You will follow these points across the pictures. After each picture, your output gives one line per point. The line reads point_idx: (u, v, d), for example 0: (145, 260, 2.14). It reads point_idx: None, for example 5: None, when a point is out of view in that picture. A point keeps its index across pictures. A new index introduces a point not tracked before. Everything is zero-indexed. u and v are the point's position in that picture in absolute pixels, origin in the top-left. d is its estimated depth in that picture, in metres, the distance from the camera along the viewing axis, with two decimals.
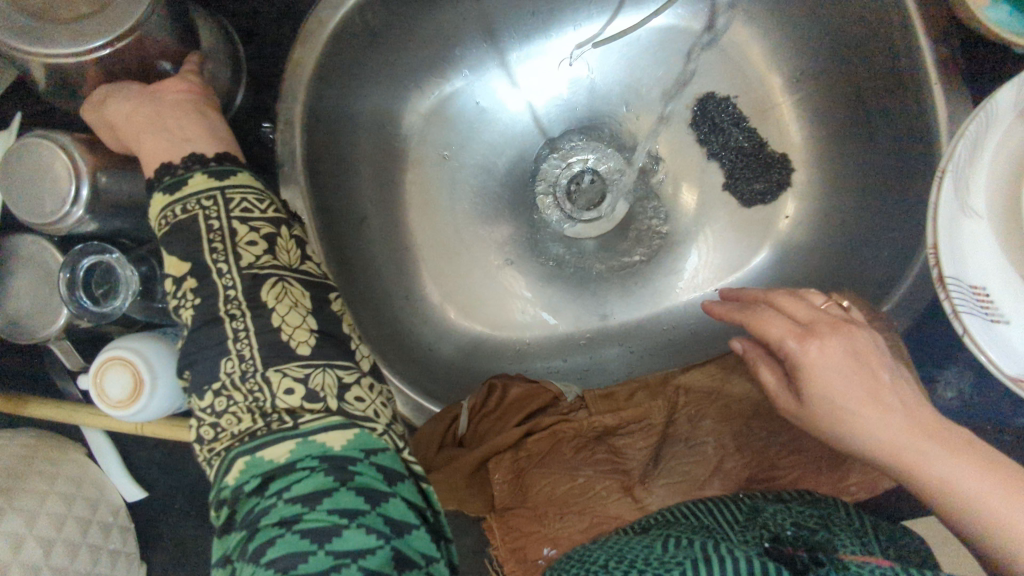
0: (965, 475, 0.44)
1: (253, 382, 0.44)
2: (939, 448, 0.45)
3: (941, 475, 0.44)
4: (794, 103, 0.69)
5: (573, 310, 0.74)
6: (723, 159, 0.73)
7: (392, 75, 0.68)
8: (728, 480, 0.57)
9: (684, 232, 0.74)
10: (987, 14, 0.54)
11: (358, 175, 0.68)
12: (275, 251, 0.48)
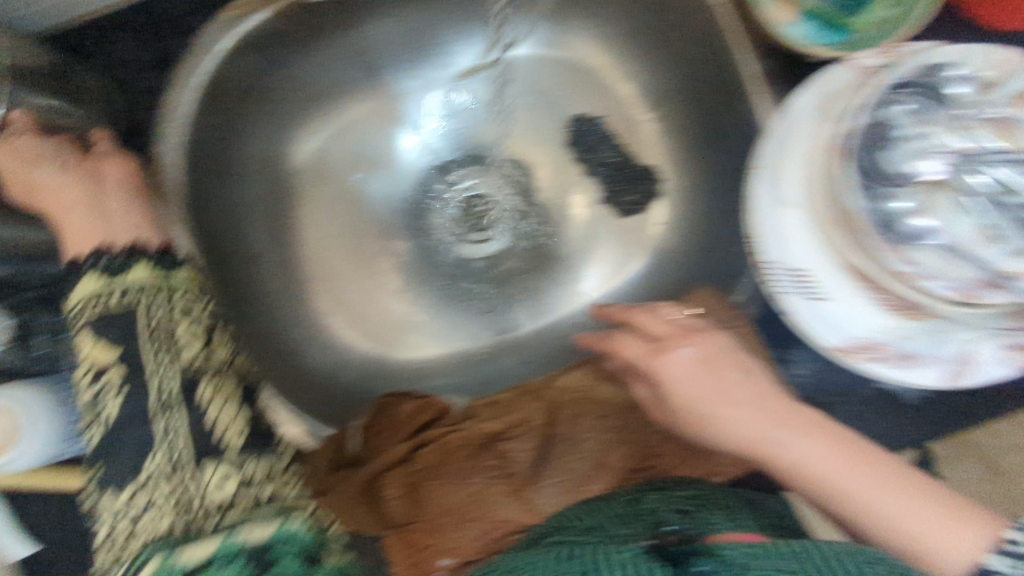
0: (824, 459, 0.47)
1: (182, 476, 0.53)
2: (790, 435, 0.48)
3: (795, 463, 0.47)
4: (652, 119, 0.75)
5: (472, 327, 0.79)
6: (602, 175, 0.79)
7: (275, 115, 0.71)
8: (609, 473, 0.60)
9: (570, 245, 0.80)
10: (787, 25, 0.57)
11: (255, 215, 0.71)
12: (211, 349, 0.60)
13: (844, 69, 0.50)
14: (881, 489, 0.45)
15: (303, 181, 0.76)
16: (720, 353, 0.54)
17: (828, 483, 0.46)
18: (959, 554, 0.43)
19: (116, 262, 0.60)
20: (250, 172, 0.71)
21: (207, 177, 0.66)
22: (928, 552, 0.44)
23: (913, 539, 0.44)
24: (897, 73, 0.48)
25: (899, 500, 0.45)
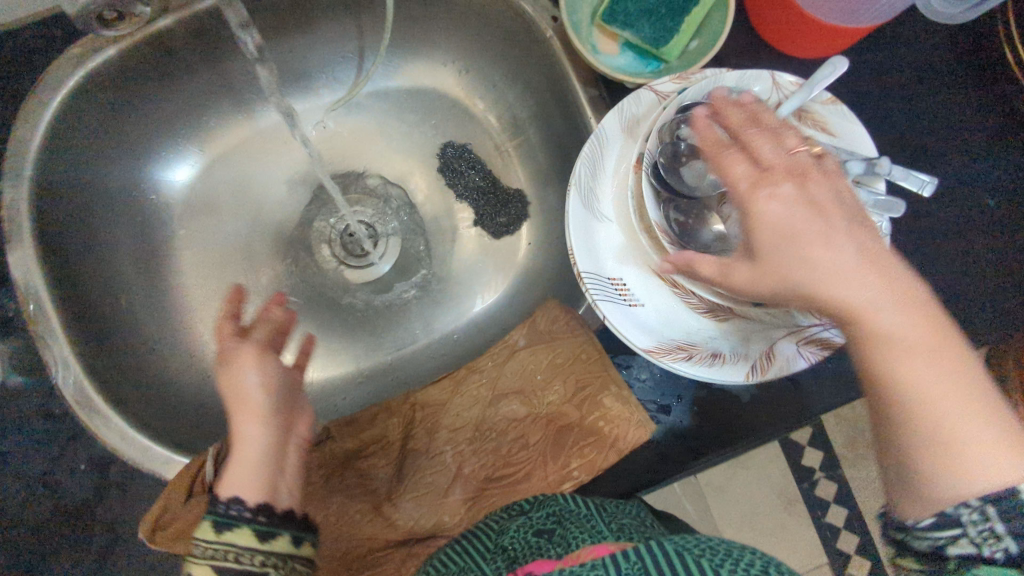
0: (904, 332, 0.37)
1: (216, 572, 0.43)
2: (893, 308, 0.38)
3: (896, 363, 0.37)
4: (515, 143, 0.80)
5: (353, 349, 0.80)
6: (469, 199, 0.82)
7: (143, 147, 0.73)
8: (468, 484, 0.61)
9: (447, 265, 0.83)
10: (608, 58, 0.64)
11: (122, 246, 0.72)
12: None
13: (648, 95, 0.55)
14: (931, 376, 0.36)
15: (181, 214, 0.78)
16: (887, 260, 0.40)
17: (897, 364, 0.37)
18: (990, 471, 0.34)
19: (234, 515, 0.43)
20: (119, 207, 0.72)
21: (70, 211, 0.67)
22: (958, 462, 0.34)
23: (944, 436, 0.35)
24: (686, 94, 0.53)
25: (951, 390, 0.36)
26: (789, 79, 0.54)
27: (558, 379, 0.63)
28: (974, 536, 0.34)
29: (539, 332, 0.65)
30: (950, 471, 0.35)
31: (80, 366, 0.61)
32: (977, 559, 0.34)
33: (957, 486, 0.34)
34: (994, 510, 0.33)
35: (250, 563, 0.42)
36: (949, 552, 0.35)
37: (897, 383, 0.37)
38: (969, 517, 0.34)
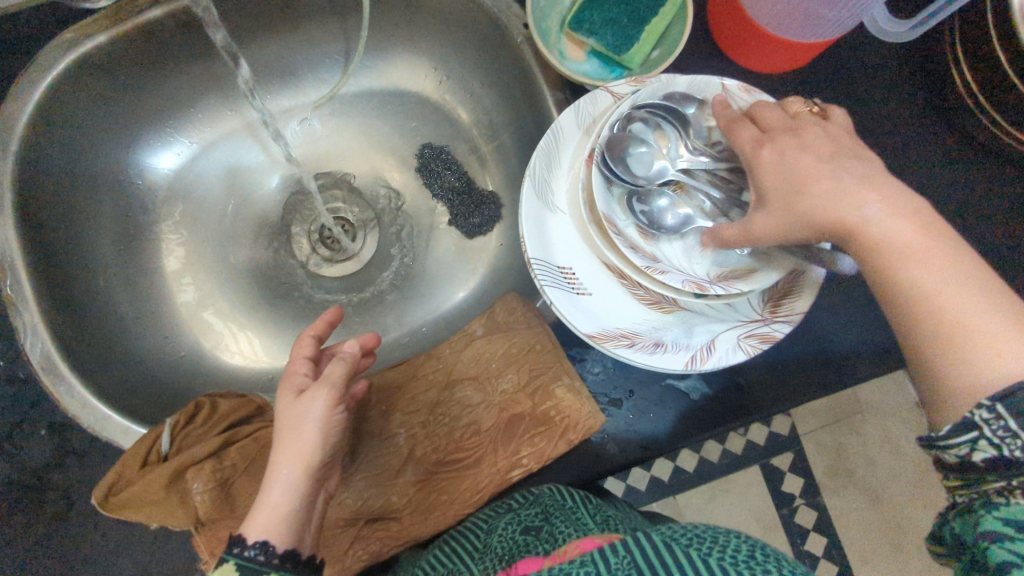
0: (914, 244, 0.42)
1: None
2: (899, 222, 0.42)
3: (913, 271, 0.41)
4: (492, 148, 0.83)
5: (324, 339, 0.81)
6: (445, 200, 0.84)
7: (130, 133, 0.76)
8: (420, 466, 0.63)
9: (421, 263, 0.85)
10: (574, 65, 0.67)
11: (103, 227, 0.75)
12: None
13: (604, 96, 0.58)
14: (944, 279, 0.40)
15: (162, 200, 0.80)
16: (890, 188, 0.44)
17: (911, 271, 0.41)
18: (1000, 361, 0.38)
19: (258, 561, 0.47)
20: (101, 187, 0.75)
21: (54, 188, 0.69)
22: (971, 353, 0.38)
23: (958, 328, 0.39)
24: (641, 94, 0.55)
25: (962, 290, 0.40)
26: (738, 85, 0.56)
27: (512, 368, 0.64)
28: (996, 439, 0.37)
29: (497, 322, 0.66)
30: (971, 365, 0.38)
31: (49, 334, 0.63)
32: (1009, 460, 0.36)
33: (975, 375, 0.38)
34: (1008, 408, 0.36)
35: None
36: (977, 459, 0.38)
37: (916, 290, 0.41)
38: (987, 416, 0.37)
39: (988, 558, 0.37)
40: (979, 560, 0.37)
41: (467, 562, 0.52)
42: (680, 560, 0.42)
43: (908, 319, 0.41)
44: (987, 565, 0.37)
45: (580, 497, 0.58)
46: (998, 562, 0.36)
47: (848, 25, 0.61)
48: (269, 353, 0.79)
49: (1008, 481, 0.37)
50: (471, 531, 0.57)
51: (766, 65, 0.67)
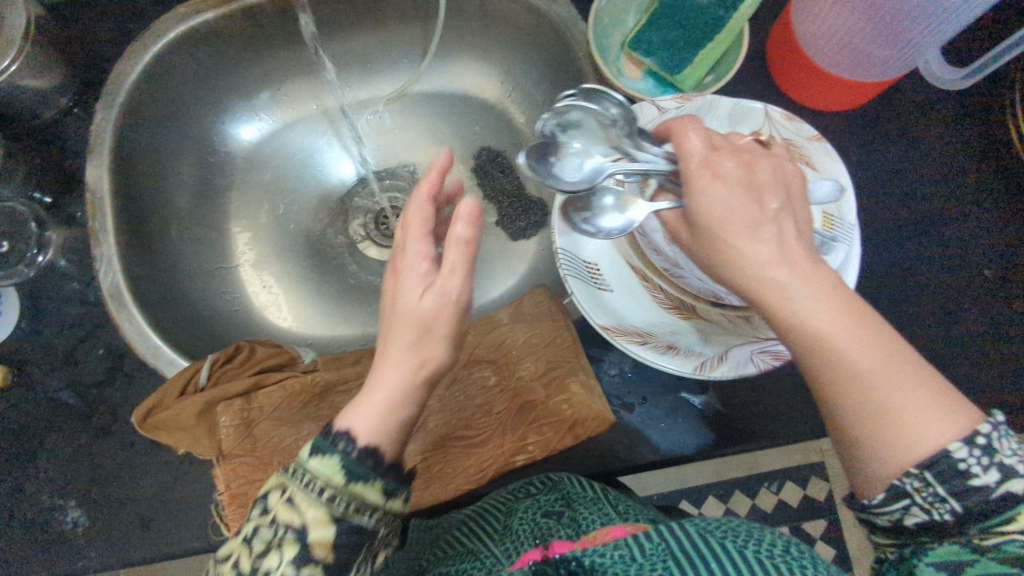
0: (827, 320, 0.39)
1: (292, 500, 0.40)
2: (811, 290, 0.40)
3: (831, 335, 0.39)
4: None
5: (362, 316, 0.85)
6: (493, 201, 0.88)
7: (221, 103, 0.83)
8: (429, 437, 0.65)
9: None
10: (628, 83, 0.71)
11: (184, 183, 0.82)
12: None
13: (650, 108, 0.60)
14: (862, 348, 0.38)
15: (238, 167, 0.87)
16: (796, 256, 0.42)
17: (822, 331, 0.39)
18: (923, 439, 0.36)
19: (362, 465, 0.41)
20: (186, 145, 0.82)
21: (143, 140, 0.76)
22: (897, 424, 0.37)
23: (879, 402, 0.37)
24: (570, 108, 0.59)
25: (879, 358, 0.38)
26: (781, 113, 0.59)
27: (531, 357, 0.67)
28: (926, 504, 0.36)
29: (523, 313, 0.69)
30: (899, 441, 0.37)
31: (121, 267, 0.69)
32: (938, 522, 0.37)
33: (904, 450, 0.36)
34: (932, 475, 0.36)
35: (340, 509, 0.40)
36: (908, 523, 0.38)
37: (835, 361, 0.38)
38: (917, 485, 0.36)
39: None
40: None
41: (487, 541, 0.53)
42: (713, 552, 0.40)
43: (829, 393, 0.39)
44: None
45: (597, 488, 0.59)
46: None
47: (901, 67, 0.62)
48: (310, 322, 0.84)
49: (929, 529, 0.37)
50: (492, 510, 0.58)
51: (828, 102, 0.69)
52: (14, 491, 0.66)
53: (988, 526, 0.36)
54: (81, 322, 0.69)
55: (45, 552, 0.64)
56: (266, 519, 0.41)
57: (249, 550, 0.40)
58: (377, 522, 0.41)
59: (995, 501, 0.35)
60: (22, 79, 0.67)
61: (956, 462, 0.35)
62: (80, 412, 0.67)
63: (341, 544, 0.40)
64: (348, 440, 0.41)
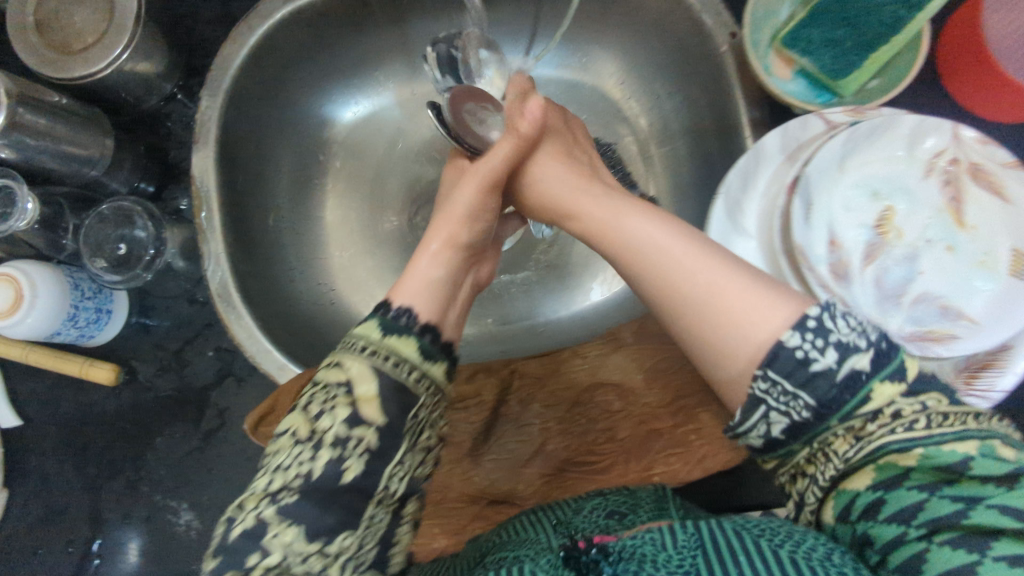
0: (678, 246, 0.44)
1: (321, 388, 0.42)
2: (665, 230, 0.45)
3: (667, 249, 0.44)
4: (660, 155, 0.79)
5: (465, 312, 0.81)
6: None
7: (322, 87, 0.79)
8: (549, 460, 0.63)
9: (573, 255, 0.82)
10: (780, 84, 0.63)
11: (282, 171, 0.78)
12: (281, 480, 0.40)
13: (817, 122, 0.55)
14: (702, 258, 0.42)
15: (336, 153, 0.83)
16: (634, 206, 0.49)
17: (663, 250, 0.44)
18: (765, 338, 0.38)
19: (398, 324, 0.45)
20: (285, 129, 0.77)
21: (247, 127, 0.72)
22: (731, 319, 0.39)
23: (722, 302, 0.40)
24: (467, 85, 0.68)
25: (715, 265, 0.42)
26: (975, 135, 0.52)
27: (658, 384, 0.63)
28: (783, 407, 0.37)
29: (649, 334, 0.65)
30: (740, 343, 0.39)
31: (229, 264, 0.66)
32: (801, 423, 0.37)
33: (743, 342, 0.38)
34: (777, 372, 0.36)
35: (384, 362, 0.43)
36: (777, 434, 0.38)
37: (670, 276, 0.43)
38: (765, 387, 0.37)
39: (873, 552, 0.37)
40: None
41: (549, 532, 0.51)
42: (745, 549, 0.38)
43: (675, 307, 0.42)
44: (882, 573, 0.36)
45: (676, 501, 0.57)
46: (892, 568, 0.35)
47: None
48: None
49: (810, 453, 0.38)
50: (562, 506, 0.56)
51: (1016, 115, 0.60)
52: (128, 491, 0.65)
53: (845, 415, 0.36)
54: (190, 322, 0.66)
55: (162, 553, 0.64)
56: (320, 389, 0.42)
57: (306, 420, 0.41)
58: (420, 378, 0.44)
59: (842, 384, 0.36)
60: (131, 67, 0.62)
61: (793, 352, 0.36)
62: (195, 414, 0.66)
63: (388, 400, 0.42)
64: (391, 306, 0.46)
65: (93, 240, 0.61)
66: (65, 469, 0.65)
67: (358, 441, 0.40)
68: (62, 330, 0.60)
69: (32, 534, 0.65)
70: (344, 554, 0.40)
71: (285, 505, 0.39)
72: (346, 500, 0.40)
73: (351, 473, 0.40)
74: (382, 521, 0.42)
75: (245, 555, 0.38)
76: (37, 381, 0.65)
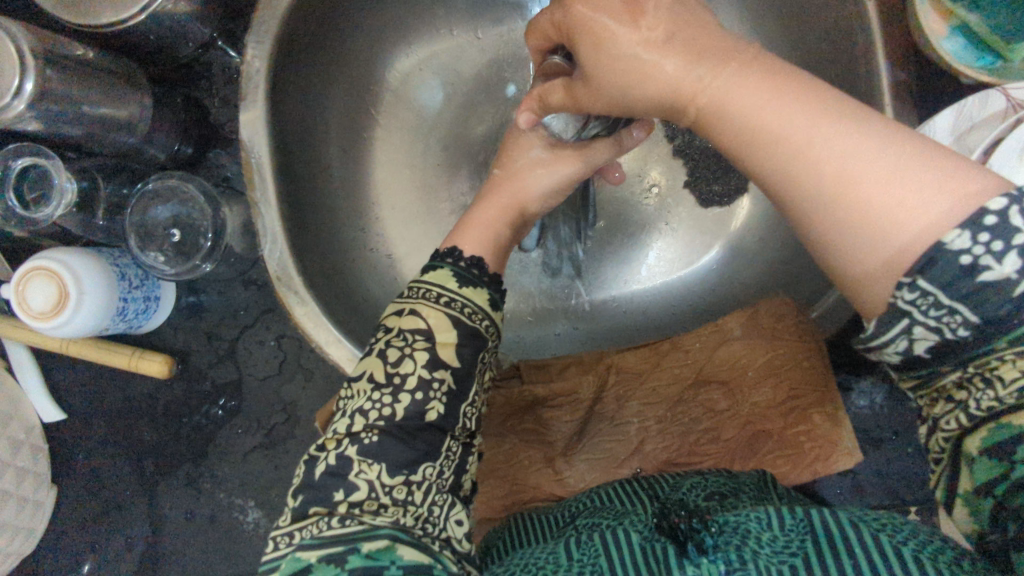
0: (795, 108, 0.30)
1: (393, 334, 0.38)
2: (769, 86, 0.31)
3: (773, 117, 0.30)
4: None
5: (535, 288, 0.68)
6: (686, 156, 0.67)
7: (375, 24, 0.66)
8: (647, 461, 0.59)
9: (653, 224, 0.66)
10: (943, 45, 0.52)
11: (333, 125, 0.66)
12: (359, 426, 0.36)
13: (997, 98, 0.47)
14: (829, 126, 0.29)
15: (386, 99, 0.70)
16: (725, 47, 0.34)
17: (765, 119, 0.30)
18: (908, 215, 0.27)
19: (472, 274, 0.42)
20: (337, 74, 0.65)
21: (295, 73, 0.60)
22: (866, 214, 0.28)
23: (855, 190, 0.28)
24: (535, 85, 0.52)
25: (843, 136, 0.29)
26: None
27: (770, 382, 0.58)
28: (933, 321, 0.28)
29: (760, 327, 0.58)
30: (866, 223, 0.28)
31: (287, 241, 0.57)
32: (953, 343, 0.28)
33: (875, 244, 0.28)
34: (930, 283, 0.26)
35: (461, 312, 0.40)
36: (919, 353, 0.29)
37: (779, 154, 0.30)
38: (911, 297, 0.27)
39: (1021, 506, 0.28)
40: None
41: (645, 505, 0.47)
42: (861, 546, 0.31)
43: (786, 196, 0.31)
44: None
45: (779, 487, 0.53)
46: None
47: None
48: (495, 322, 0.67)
49: (965, 378, 0.29)
50: (657, 481, 0.53)
51: None
52: (188, 487, 0.62)
53: (1014, 340, 0.27)
54: (246, 308, 0.63)
55: (228, 551, 0.62)
56: (393, 334, 0.39)
57: (383, 365, 0.38)
58: (489, 326, 0.41)
59: (1021, 299, 0.26)
60: (166, 10, 0.51)
61: (956, 259, 0.26)
62: (258, 406, 0.62)
63: (463, 345, 0.39)
64: (461, 255, 0.43)
65: (142, 224, 0.56)
66: (121, 464, 0.62)
67: (442, 384, 0.37)
68: (111, 325, 0.55)
69: (87, 532, 0.62)
70: (428, 485, 0.36)
71: (367, 443, 0.35)
72: (431, 437, 0.37)
73: (434, 413, 0.37)
74: (457, 455, 0.38)
75: (329, 490, 0.35)
76: (92, 366, 0.63)
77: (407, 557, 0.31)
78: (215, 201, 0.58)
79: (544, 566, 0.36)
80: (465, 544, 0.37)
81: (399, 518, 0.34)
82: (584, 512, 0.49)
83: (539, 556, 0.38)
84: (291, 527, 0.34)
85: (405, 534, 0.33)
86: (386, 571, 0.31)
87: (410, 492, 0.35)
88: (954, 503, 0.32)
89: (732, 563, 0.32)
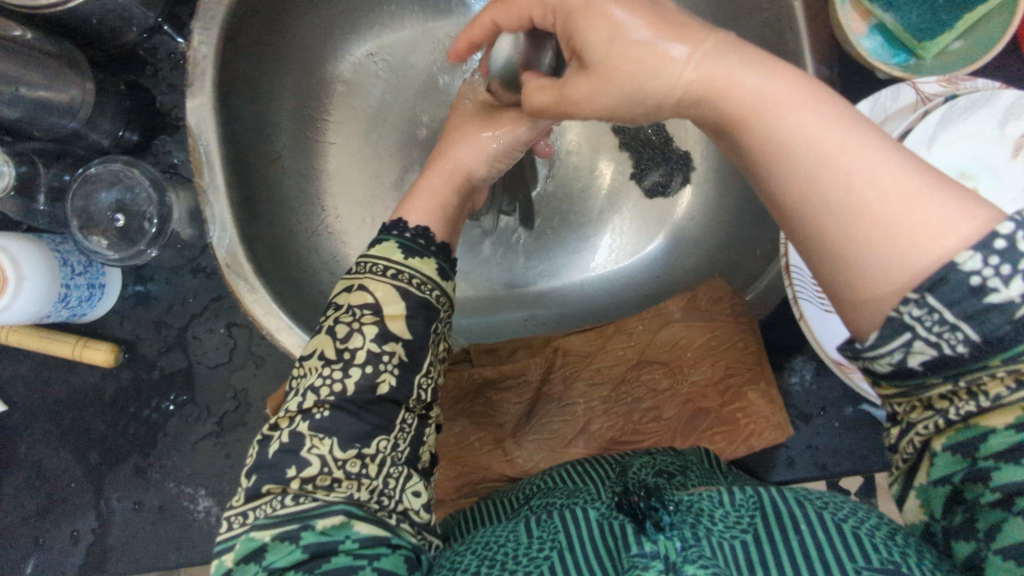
0: (830, 123, 0.29)
1: (342, 312, 0.39)
2: (802, 98, 0.30)
3: (809, 126, 0.29)
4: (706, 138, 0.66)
5: (484, 271, 0.69)
6: (632, 149, 0.68)
7: (324, 15, 0.66)
8: (593, 440, 0.61)
9: (598, 211, 0.69)
10: (861, 42, 0.56)
11: (283, 114, 0.66)
12: (312, 403, 0.36)
13: (907, 92, 0.50)
14: (867, 148, 0.28)
15: (339, 90, 0.70)
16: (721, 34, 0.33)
17: (797, 125, 0.29)
18: (925, 243, 0.27)
19: (417, 245, 0.42)
20: (289, 62, 0.65)
21: (244, 61, 0.60)
22: (882, 239, 0.27)
23: (874, 208, 0.27)
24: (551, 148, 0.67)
25: (879, 156, 0.28)
26: None
27: (708, 361, 0.61)
28: (933, 336, 0.27)
29: (698, 308, 0.61)
30: (888, 251, 0.27)
31: (236, 229, 0.57)
32: (948, 357, 0.27)
33: (889, 263, 0.27)
34: (938, 300, 0.26)
35: (408, 283, 0.40)
36: (913, 363, 0.28)
37: (802, 164, 0.29)
38: (917, 314, 0.27)
39: (973, 500, 0.28)
40: (976, 536, 0.28)
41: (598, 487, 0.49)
42: (792, 517, 0.34)
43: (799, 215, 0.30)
44: (975, 530, 0.28)
45: (720, 465, 0.55)
46: (984, 525, 0.28)
47: None
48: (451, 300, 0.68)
49: (952, 389, 0.28)
50: (607, 462, 0.55)
51: None
52: (136, 477, 0.61)
53: (1012, 356, 0.26)
54: (196, 296, 0.63)
55: (177, 543, 0.60)
56: (342, 310, 0.39)
57: (333, 341, 0.38)
58: (441, 296, 0.41)
59: (1022, 322, 0.25)
60: None
61: (967, 279, 0.26)
62: (207, 395, 0.62)
63: (413, 318, 0.39)
64: (406, 227, 0.44)
65: (86, 210, 0.55)
66: (65, 456, 0.61)
67: (392, 357, 0.38)
68: (53, 311, 0.55)
69: (31, 525, 0.61)
70: (383, 457, 0.37)
71: (319, 418, 0.36)
72: (382, 410, 0.37)
73: (385, 386, 0.38)
74: (413, 426, 0.39)
75: (282, 467, 0.35)
76: (35, 356, 0.62)
77: (362, 531, 0.34)
78: (162, 186, 0.57)
79: (504, 546, 0.38)
80: (422, 514, 0.38)
81: (353, 492, 0.35)
82: (538, 495, 0.50)
83: (501, 536, 0.40)
84: (243, 506, 0.35)
85: (360, 509, 0.34)
86: (342, 545, 0.33)
87: (363, 466, 0.36)
88: (906, 497, 0.32)
89: (687, 540, 0.34)
